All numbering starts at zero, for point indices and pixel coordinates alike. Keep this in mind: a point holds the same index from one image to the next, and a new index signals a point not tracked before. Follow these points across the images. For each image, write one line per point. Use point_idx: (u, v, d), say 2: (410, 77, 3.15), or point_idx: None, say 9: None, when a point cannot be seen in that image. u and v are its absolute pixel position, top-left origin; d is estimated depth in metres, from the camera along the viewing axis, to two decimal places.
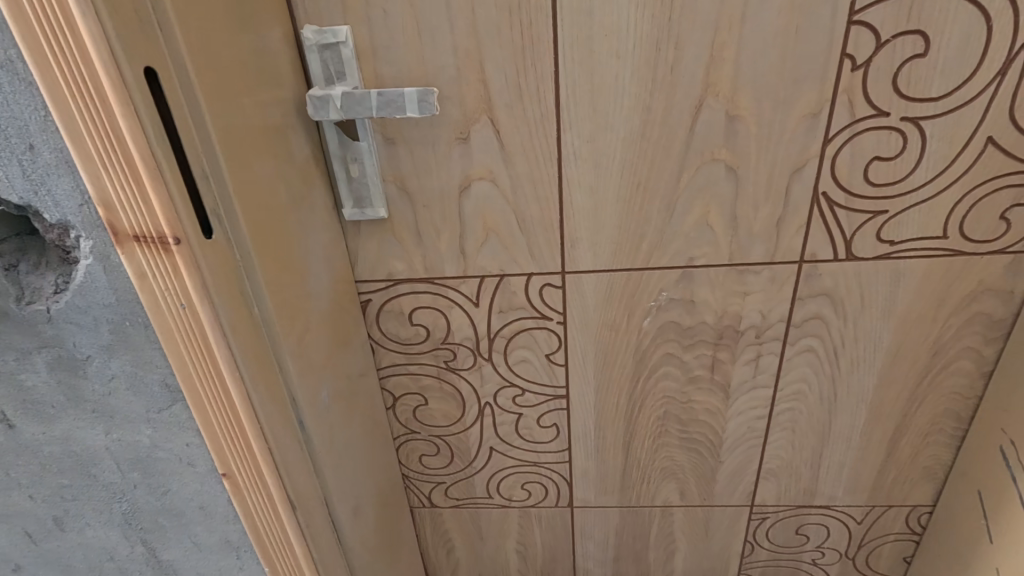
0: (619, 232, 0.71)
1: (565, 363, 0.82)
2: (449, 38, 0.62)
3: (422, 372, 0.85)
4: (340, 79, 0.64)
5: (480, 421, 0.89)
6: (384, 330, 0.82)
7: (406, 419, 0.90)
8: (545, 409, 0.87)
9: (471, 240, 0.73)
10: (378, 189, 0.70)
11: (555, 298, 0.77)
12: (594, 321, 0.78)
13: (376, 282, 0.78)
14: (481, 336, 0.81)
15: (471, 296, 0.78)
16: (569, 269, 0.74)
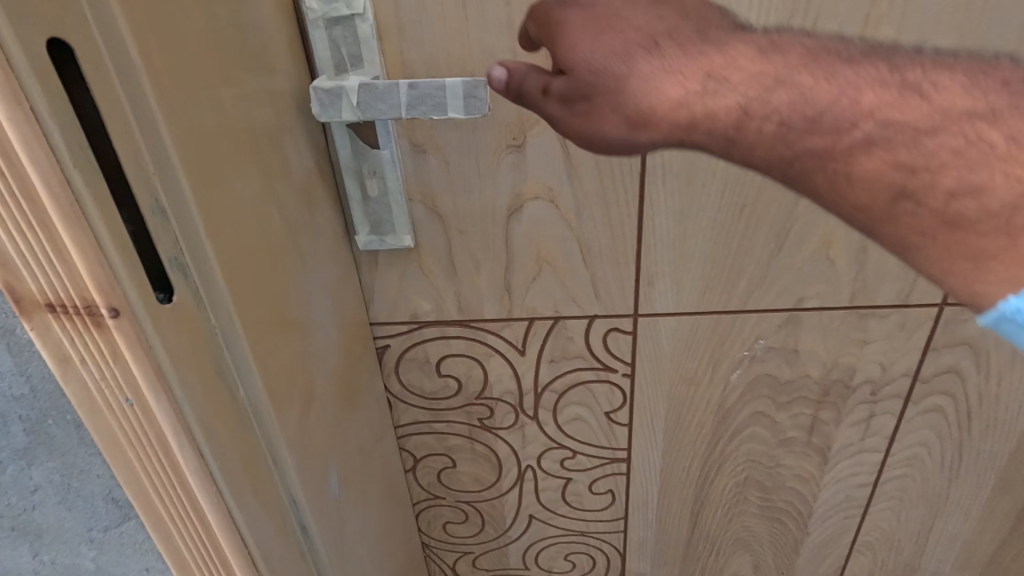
0: (711, 265, 0.56)
1: (628, 422, 0.67)
2: (505, 11, 0.45)
3: (450, 430, 0.69)
4: (354, 66, 0.47)
5: (518, 486, 0.74)
6: (404, 381, 0.66)
7: (427, 483, 0.74)
8: (600, 473, 0.71)
9: (519, 275, 0.57)
10: (402, 211, 0.54)
11: (622, 346, 0.61)
12: (669, 373, 0.63)
13: (395, 326, 0.61)
14: (525, 390, 0.65)
15: (516, 343, 0.62)
16: (643, 311, 0.59)
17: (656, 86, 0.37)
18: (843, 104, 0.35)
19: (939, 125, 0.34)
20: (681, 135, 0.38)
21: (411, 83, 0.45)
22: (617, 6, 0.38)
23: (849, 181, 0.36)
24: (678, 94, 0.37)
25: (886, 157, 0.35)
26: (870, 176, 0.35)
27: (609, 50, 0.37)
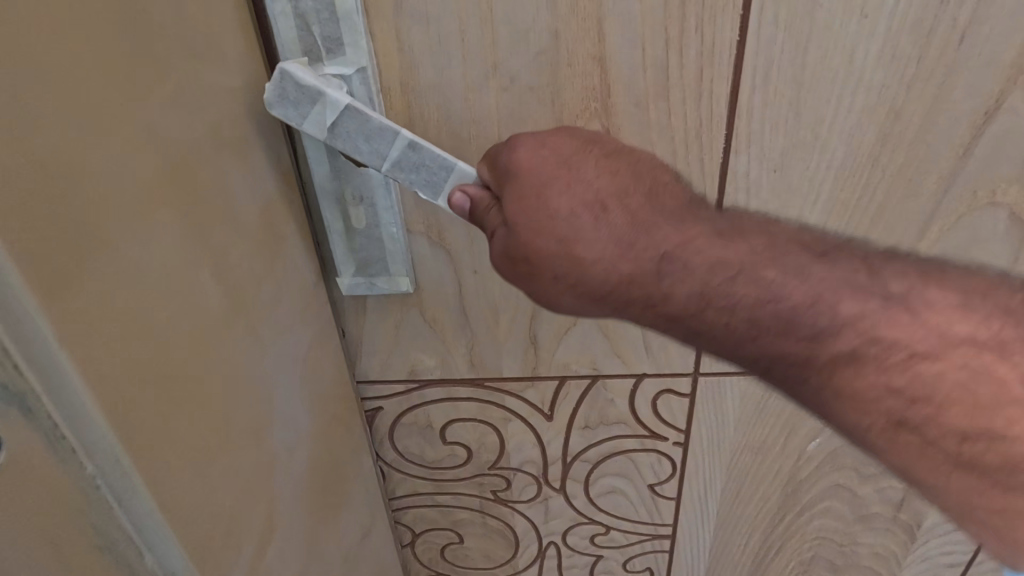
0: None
1: (676, 495, 0.54)
2: None
3: (456, 503, 0.57)
4: (337, 51, 0.33)
5: (538, 564, 0.61)
6: (400, 449, 0.53)
7: (428, 560, 0.62)
8: (637, 550, 0.59)
9: (549, 325, 0.45)
10: (400, 248, 0.40)
11: (675, 410, 0.49)
12: (732, 442, 0.50)
13: (390, 386, 0.48)
14: (552, 460, 0.52)
15: (542, 406, 0.49)
16: (705, 369, 0.46)
17: (583, 232, 0.31)
18: (823, 309, 0.29)
19: (934, 349, 0.28)
20: (610, 289, 0.31)
21: (414, 139, 0.33)
22: (675, 213, 0.31)
23: (842, 401, 0.29)
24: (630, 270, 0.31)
25: (876, 380, 0.28)
26: (861, 395, 0.29)
27: (576, 204, 0.31)
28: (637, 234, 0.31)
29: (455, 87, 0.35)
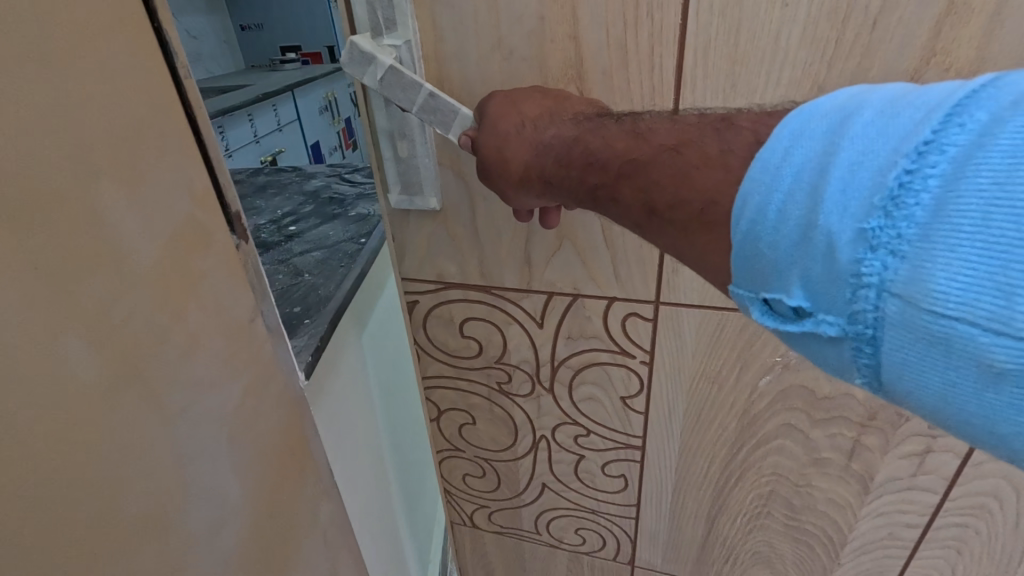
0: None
1: (644, 411, 0.65)
2: None
3: (471, 389, 0.72)
4: (390, 29, 0.48)
5: (533, 454, 0.75)
6: (430, 336, 0.69)
7: (449, 435, 0.79)
8: (613, 457, 0.71)
9: (539, 247, 0.57)
10: (431, 176, 0.55)
11: (641, 332, 0.59)
12: (692, 369, 0.59)
13: (422, 284, 0.65)
14: (542, 362, 0.66)
15: (535, 314, 0.62)
16: (665, 299, 0.56)
17: (507, 140, 0.44)
18: (605, 148, 0.40)
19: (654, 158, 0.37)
20: (519, 176, 0.45)
21: (433, 92, 0.47)
22: (547, 119, 0.44)
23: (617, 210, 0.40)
24: (533, 156, 0.44)
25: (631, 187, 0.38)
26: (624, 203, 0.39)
27: (512, 121, 0.45)
28: (533, 136, 0.44)
29: (471, 55, 0.48)
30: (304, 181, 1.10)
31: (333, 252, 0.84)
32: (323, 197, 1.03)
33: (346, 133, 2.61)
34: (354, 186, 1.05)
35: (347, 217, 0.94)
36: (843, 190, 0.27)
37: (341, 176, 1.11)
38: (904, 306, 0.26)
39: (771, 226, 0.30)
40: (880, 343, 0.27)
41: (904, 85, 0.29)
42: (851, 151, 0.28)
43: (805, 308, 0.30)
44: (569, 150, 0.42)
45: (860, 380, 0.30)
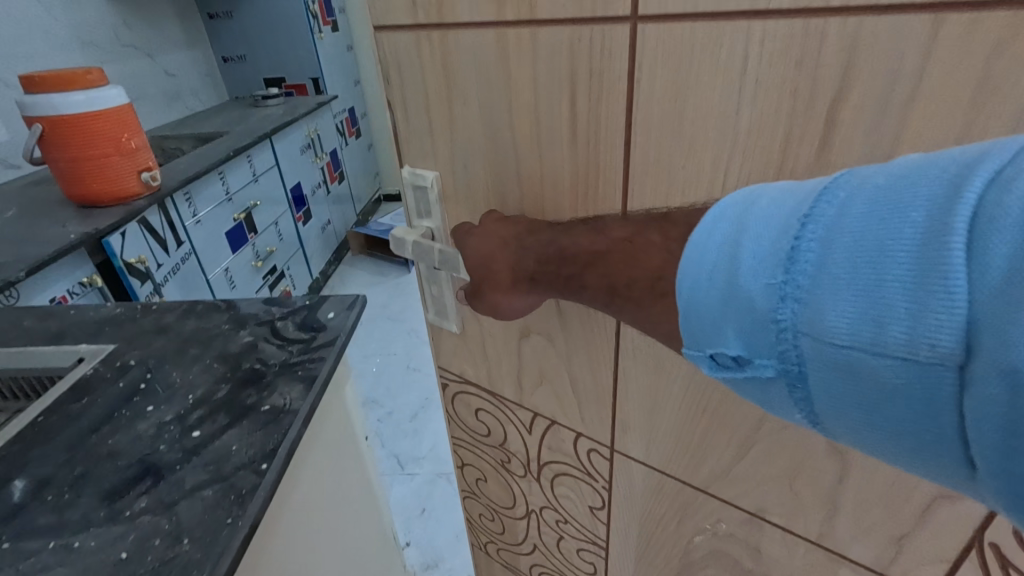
0: (674, 438, 0.60)
1: (607, 521, 0.76)
2: (519, 207, 0.54)
3: (482, 456, 0.89)
4: (427, 215, 0.62)
5: (527, 519, 0.90)
6: (455, 409, 0.87)
7: (470, 482, 0.96)
8: (584, 546, 0.83)
9: (527, 379, 0.70)
10: (453, 310, 0.71)
11: (601, 464, 0.70)
12: (641, 505, 0.69)
13: (450, 374, 0.82)
14: (530, 458, 0.80)
15: (525, 423, 0.76)
16: (618, 448, 0.67)
17: (495, 248, 0.51)
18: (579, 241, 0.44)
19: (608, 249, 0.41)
20: (511, 275, 0.49)
21: (443, 248, 0.59)
22: (524, 228, 0.50)
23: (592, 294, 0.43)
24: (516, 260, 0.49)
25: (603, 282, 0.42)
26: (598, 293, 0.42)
27: (503, 227, 0.51)
28: (517, 241, 0.49)
29: None
30: (231, 332, 0.82)
31: (227, 492, 0.59)
32: (242, 368, 0.75)
33: (327, 167, 2.89)
34: (282, 349, 0.78)
35: (257, 414, 0.68)
36: (754, 258, 0.31)
37: (271, 323, 0.83)
38: (814, 344, 0.28)
39: (704, 293, 0.33)
40: (808, 383, 0.29)
41: (787, 182, 0.33)
42: (748, 236, 0.31)
43: (743, 357, 0.32)
44: (544, 248, 0.46)
45: (801, 419, 0.32)
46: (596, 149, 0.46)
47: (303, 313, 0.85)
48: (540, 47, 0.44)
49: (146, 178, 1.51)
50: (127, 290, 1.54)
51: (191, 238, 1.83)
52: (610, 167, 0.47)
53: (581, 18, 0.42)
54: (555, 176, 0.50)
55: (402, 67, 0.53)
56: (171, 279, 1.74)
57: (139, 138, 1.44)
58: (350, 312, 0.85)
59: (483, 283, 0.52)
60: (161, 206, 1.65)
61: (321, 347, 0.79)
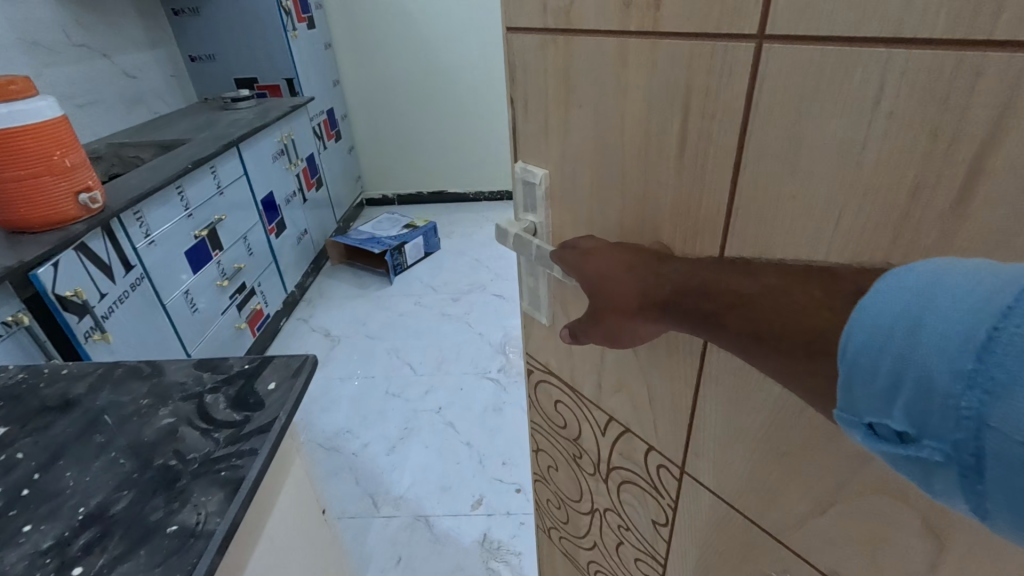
0: (750, 476, 0.61)
1: (668, 538, 0.77)
2: (618, 215, 0.55)
3: (556, 446, 0.91)
4: (533, 210, 0.65)
5: (592, 516, 0.90)
6: (538, 396, 0.89)
7: (541, 467, 0.98)
8: (642, 556, 0.83)
9: (606, 383, 0.72)
10: (544, 304, 0.72)
11: (669, 481, 0.71)
12: (707, 533, 0.71)
13: (536, 361, 0.85)
14: (600, 459, 0.81)
15: (600, 424, 0.77)
16: (688, 471, 0.68)
17: (621, 276, 0.50)
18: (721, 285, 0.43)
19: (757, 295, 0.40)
20: (638, 301, 0.49)
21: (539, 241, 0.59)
22: (655, 262, 0.49)
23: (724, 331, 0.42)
24: (639, 293, 0.49)
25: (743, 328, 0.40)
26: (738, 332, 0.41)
27: (633, 256, 0.51)
28: (647, 274, 0.49)
29: None
30: (150, 412, 0.83)
31: None
32: (151, 468, 0.75)
33: (303, 173, 3.42)
34: (205, 439, 0.78)
35: (162, 537, 0.66)
36: (941, 338, 0.28)
37: (199, 400, 0.85)
38: (1002, 441, 0.26)
39: (872, 357, 0.31)
40: (986, 479, 0.27)
41: (978, 262, 0.30)
42: (931, 311, 0.29)
43: (908, 434, 0.30)
44: (685, 277, 0.46)
45: (960, 507, 0.30)
46: (703, 172, 0.46)
47: (240, 388, 0.86)
48: (660, 59, 0.44)
49: (83, 200, 1.73)
50: (61, 324, 1.68)
51: (142, 260, 2.04)
52: (712, 188, 0.46)
53: (706, 34, 0.41)
54: (655, 194, 0.48)
55: (527, 67, 0.56)
56: (115, 309, 1.90)
57: (74, 156, 1.68)
58: (290, 384, 0.87)
59: (604, 312, 0.53)
60: (105, 233, 1.85)
61: (252, 435, 0.79)
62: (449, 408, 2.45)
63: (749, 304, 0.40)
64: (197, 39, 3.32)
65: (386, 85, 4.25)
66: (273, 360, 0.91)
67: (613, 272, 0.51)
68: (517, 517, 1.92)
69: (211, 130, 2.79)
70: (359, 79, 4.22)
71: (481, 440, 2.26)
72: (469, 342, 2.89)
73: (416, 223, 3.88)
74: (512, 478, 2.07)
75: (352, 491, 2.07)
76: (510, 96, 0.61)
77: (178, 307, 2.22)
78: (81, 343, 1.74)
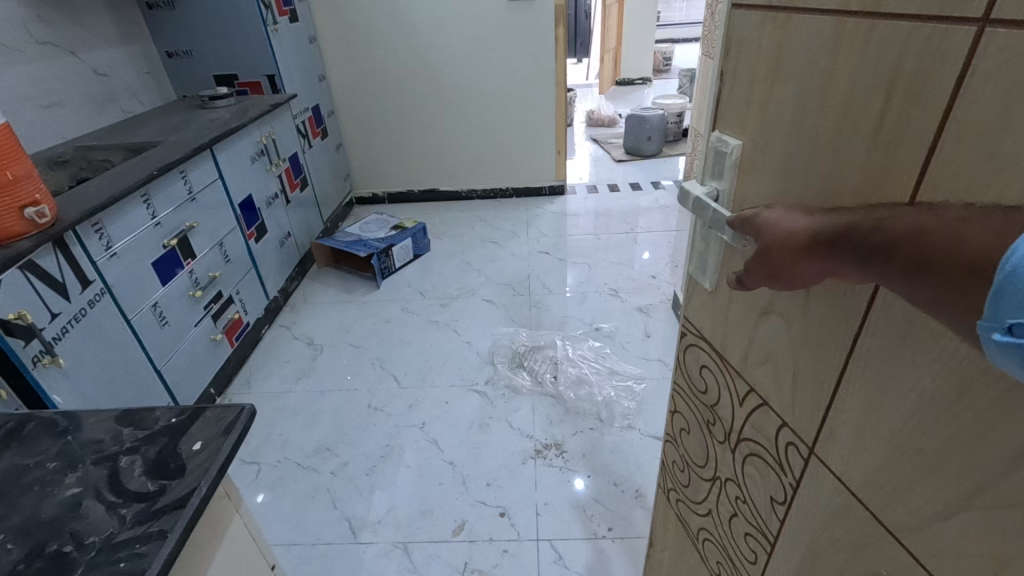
0: (878, 470, 0.63)
1: (782, 518, 0.81)
2: (802, 186, 0.61)
3: (692, 410, 0.99)
4: (720, 177, 0.76)
5: (713, 483, 0.98)
6: (685, 359, 0.99)
7: (674, 428, 1.08)
8: (752, 532, 0.89)
9: (754, 353, 0.79)
10: (713, 269, 0.81)
11: (794, 460, 0.76)
12: (824, 521, 0.73)
13: (691, 325, 0.94)
14: (732, 428, 0.88)
15: (740, 394, 0.85)
16: (817, 453, 0.71)
17: (794, 223, 0.56)
18: (888, 223, 0.47)
19: (932, 227, 0.43)
20: (804, 243, 0.54)
21: (716, 207, 0.70)
22: (824, 217, 0.54)
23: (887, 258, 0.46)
24: (814, 229, 0.53)
25: (915, 251, 0.44)
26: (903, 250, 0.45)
27: (805, 213, 0.57)
28: (816, 223, 0.54)
29: None
30: (56, 480, 0.82)
31: None
32: (43, 554, 0.71)
33: (285, 173, 3.36)
34: (110, 517, 0.75)
35: None
36: None
37: (113, 464, 0.83)
38: None
39: None
40: None
41: None
42: None
43: None
44: (860, 218, 0.50)
45: None
46: (893, 151, 0.50)
47: (162, 449, 0.84)
48: (873, 38, 0.50)
49: (29, 214, 1.66)
50: (4, 349, 1.60)
51: (103, 273, 1.96)
52: (902, 162, 0.50)
53: (927, 16, 0.45)
54: (848, 161, 0.55)
55: (743, 41, 0.67)
56: (70, 330, 1.81)
57: (16, 167, 1.59)
58: (218, 444, 0.84)
59: (771, 248, 0.58)
60: (57, 248, 1.77)
61: (165, 512, 0.75)
62: (434, 424, 2.41)
63: (915, 237, 0.44)
64: (176, 36, 3.23)
65: (376, 81, 4.20)
66: (205, 414, 0.89)
67: (787, 223, 0.57)
68: (500, 544, 1.90)
69: (180, 133, 2.66)
70: (346, 75, 4.16)
71: (465, 459, 2.22)
72: (457, 352, 2.85)
73: (405, 224, 3.84)
74: (497, 501, 2.05)
75: (329, 516, 2.04)
76: (719, 73, 0.72)
77: (144, 322, 2.14)
78: (29, 368, 1.66)
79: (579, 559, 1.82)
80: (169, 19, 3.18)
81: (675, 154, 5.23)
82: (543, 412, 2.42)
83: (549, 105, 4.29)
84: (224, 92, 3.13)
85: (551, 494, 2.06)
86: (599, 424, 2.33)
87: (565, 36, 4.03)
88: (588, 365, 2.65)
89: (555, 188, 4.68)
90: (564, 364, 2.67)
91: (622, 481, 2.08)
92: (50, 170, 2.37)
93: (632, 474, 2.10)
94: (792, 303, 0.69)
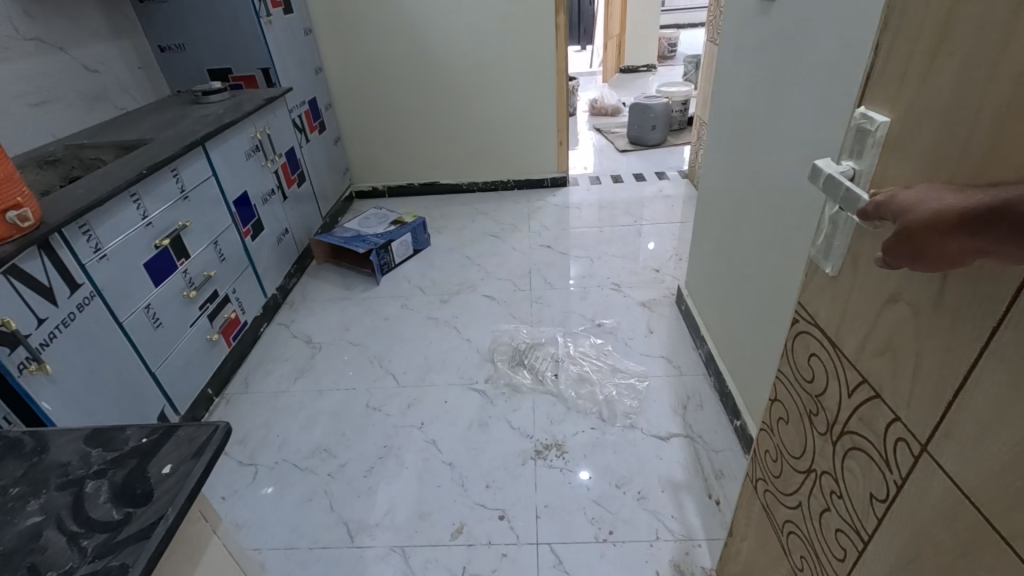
0: (999, 472, 0.56)
1: (881, 517, 0.75)
2: (959, 164, 0.56)
3: (795, 400, 0.94)
4: (858, 156, 0.71)
5: (807, 476, 0.92)
6: (793, 347, 0.93)
7: (772, 417, 1.03)
8: (843, 529, 0.83)
9: (870, 344, 0.73)
10: (838, 252, 0.77)
11: (903, 458, 0.70)
12: (929, 522, 0.66)
13: (805, 312, 0.89)
14: (836, 420, 0.83)
15: (849, 384, 0.79)
16: (930, 451, 0.65)
17: (935, 200, 0.52)
18: None
19: None
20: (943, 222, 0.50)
21: (848, 186, 0.67)
22: (969, 195, 0.49)
23: None
24: (962, 207, 0.48)
25: None
26: None
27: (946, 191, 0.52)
28: (960, 201, 0.49)
29: None
30: (17, 507, 0.74)
31: None
32: None
33: (282, 168, 3.26)
34: (70, 549, 0.67)
35: None
36: None
37: (77, 489, 0.76)
38: None
39: None
40: None
41: None
42: None
43: None
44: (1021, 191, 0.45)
45: None
46: None
47: (129, 473, 0.77)
48: None
49: (12, 218, 1.56)
50: None
51: (93, 276, 1.87)
52: None
53: None
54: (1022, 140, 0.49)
55: (906, 10, 0.62)
56: (58, 335, 1.72)
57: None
58: (188, 466, 0.76)
59: (912, 227, 0.53)
60: (43, 250, 1.68)
61: (128, 545, 0.67)
62: (432, 424, 2.34)
63: None
64: (168, 28, 3.11)
65: (372, 72, 4.09)
66: (176, 433, 0.81)
67: (927, 200, 0.53)
68: (498, 547, 1.83)
69: (177, 128, 2.56)
70: (343, 67, 4.05)
71: (464, 459, 2.16)
72: (456, 350, 2.78)
73: (405, 219, 3.75)
74: (496, 504, 1.98)
75: (326, 520, 1.97)
76: (873, 45, 0.68)
77: (137, 325, 2.05)
78: (15, 377, 1.57)
79: (579, 562, 1.77)
80: (160, 11, 3.06)
81: (677, 144, 5.15)
82: (543, 411, 2.35)
83: (549, 95, 4.20)
84: (218, 87, 3.00)
85: (550, 496, 1.99)
86: (601, 423, 2.27)
87: (565, 24, 3.93)
88: (590, 364, 2.58)
89: (557, 180, 4.59)
90: (565, 362, 2.60)
91: (623, 482, 2.02)
92: (40, 168, 2.28)
93: (632, 474, 2.04)
94: (922, 291, 0.63)
